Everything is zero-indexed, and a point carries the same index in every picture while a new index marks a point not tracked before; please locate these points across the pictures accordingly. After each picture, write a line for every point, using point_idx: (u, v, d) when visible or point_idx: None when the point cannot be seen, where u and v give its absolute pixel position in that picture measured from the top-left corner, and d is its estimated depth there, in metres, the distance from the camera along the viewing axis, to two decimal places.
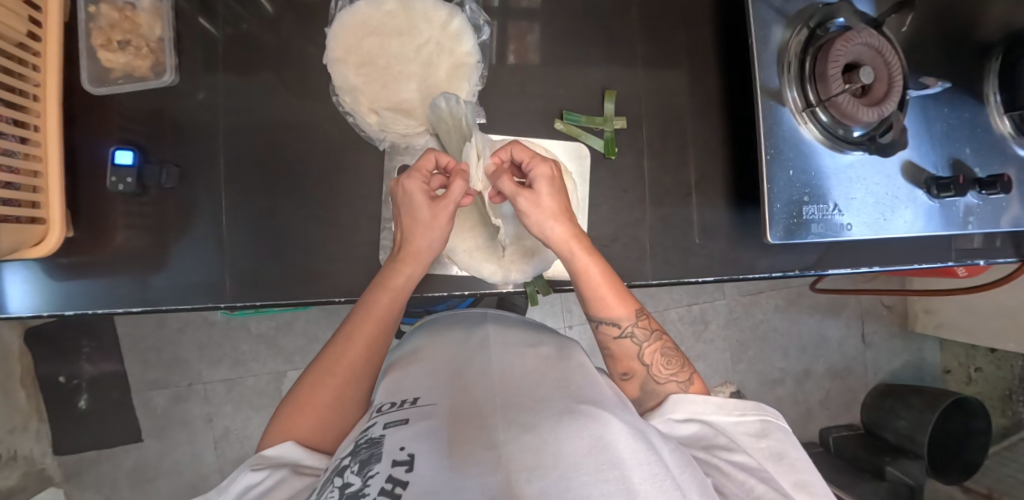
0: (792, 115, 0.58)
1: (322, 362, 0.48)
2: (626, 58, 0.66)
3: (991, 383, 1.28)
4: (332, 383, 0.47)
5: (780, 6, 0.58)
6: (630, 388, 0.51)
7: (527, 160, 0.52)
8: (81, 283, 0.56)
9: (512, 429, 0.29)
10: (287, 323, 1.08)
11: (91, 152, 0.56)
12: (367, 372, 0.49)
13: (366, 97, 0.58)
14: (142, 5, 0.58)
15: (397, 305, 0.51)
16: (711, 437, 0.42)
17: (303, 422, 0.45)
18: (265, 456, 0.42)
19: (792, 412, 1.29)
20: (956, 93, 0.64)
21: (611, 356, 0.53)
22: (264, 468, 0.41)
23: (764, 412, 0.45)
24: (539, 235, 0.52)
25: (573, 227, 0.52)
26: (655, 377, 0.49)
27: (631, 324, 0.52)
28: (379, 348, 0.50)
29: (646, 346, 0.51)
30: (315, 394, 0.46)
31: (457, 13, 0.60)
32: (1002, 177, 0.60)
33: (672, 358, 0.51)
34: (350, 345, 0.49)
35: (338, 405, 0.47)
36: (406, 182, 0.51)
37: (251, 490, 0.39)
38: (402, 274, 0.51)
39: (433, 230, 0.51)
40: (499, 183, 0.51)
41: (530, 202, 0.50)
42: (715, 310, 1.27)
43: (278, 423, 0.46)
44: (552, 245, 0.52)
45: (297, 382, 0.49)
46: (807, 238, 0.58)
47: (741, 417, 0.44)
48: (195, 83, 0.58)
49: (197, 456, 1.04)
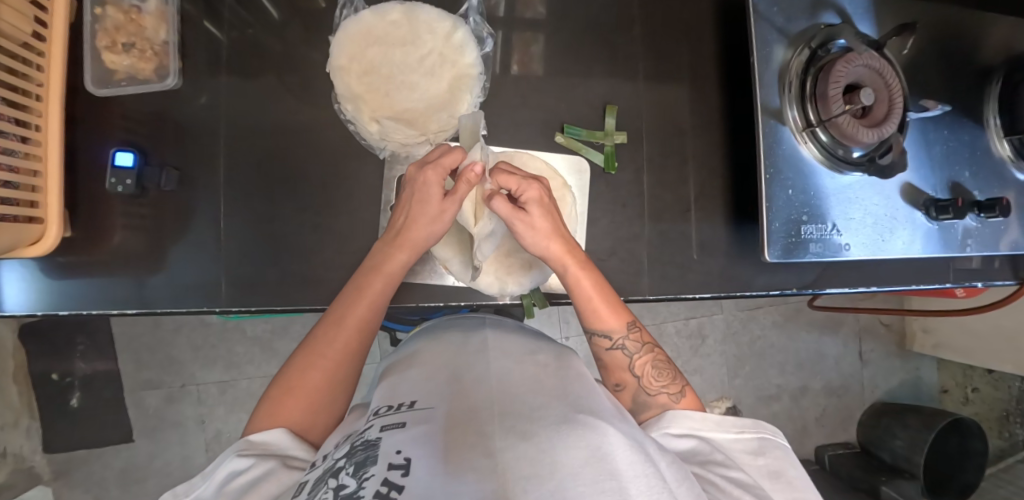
0: (792, 134, 0.58)
1: (312, 345, 0.48)
2: (628, 73, 0.66)
3: (989, 404, 1.27)
4: (324, 366, 0.47)
5: (783, 26, 0.58)
6: (623, 399, 0.51)
7: (516, 187, 0.51)
8: (78, 282, 0.55)
9: (510, 437, 0.28)
10: (283, 326, 1.08)
11: (91, 152, 0.56)
12: (357, 356, 0.49)
13: (369, 106, 0.58)
14: (149, 8, 0.58)
15: (388, 287, 0.51)
16: (709, 452, 0.41)
17: (292, 409, 0.44)
18: (251, 442, 0.41)
19: (787, 428, 1.29)
20: (956, 116, 0.65)
21: (604, 367, 0.53)
22: (251, 455, 0.39)
23: (761, 429, 0.45)
24: (532, 251, 0.53)
25: (566, 243, 0.52)
26: (646, 389, 0.49)
27: (623, 337, 0.52)
28: (370, 330, 0.50)
29: (637, 358, 0.51)
30: (306, 375, 0.46)
31: (461, 24, 0.61)
32: (1001, 201, 0.60)
33: (663, 371, 0.50)
34: (342, 328, 0.48)
35: (329, 386, 0.47)
36: (427, 173, 0.50)
37: (235, 479, 0.38)
38: (395, 260, 0.51)
39: (439, 224, 0.51)
40: (494, 205, 0.50)
41: (525, 225, 0.50)
42: (712, 325, 1.27)
43: (265, 409, 0.45)
44: (546, 259, 0.52)
45: (286, 365, 0.48)
46: (805, 257, 0.58)
47: (739, 434, 0.44)
48: (198, 86, 0.59)
49: (188, 458, 1.03)
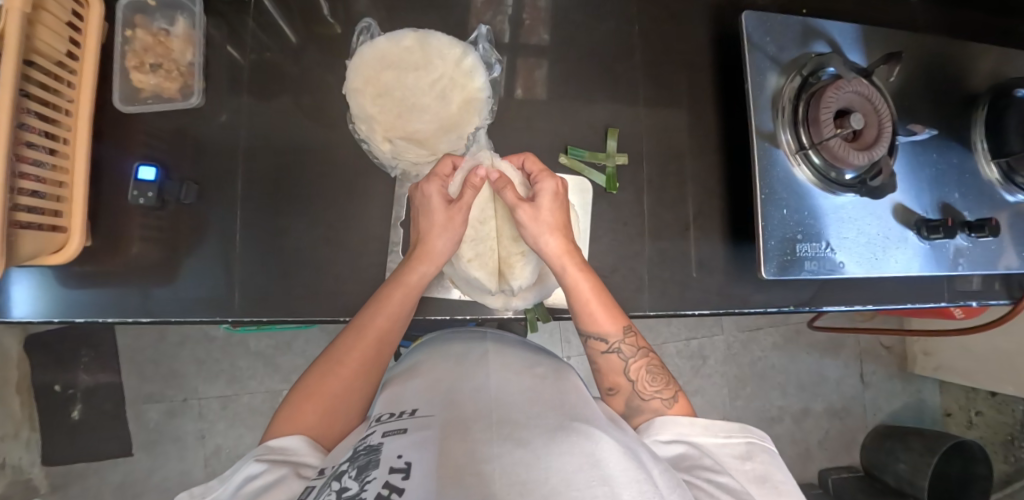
0: (786, 156, 0.60)
1: (332, 354, 0.50)
2: (629, 98, 0.69)
3: (992, 427, 1.26)
4: (341, 373, 0.48)
5: (775, 55, 0.62)
6: (617, 403, 0.52)
7: (536, 173, 0.58)
8: (92, 291, 0.57)
9: (506, 443, 0.29)
10: (287, 341, 1.09)
11: (114, 166, 0.59)
12: (376, 366, 0.51)
13: (382, 126, 0.61)
14: (176, 32, 0.61)
15: (408, 302, 0.53)
16: (697, 457, 0.41)
17: (310, 412, 0.45)
18: (269, 446, 0.41)
19: (790, 450, 1.28)
20: (944, 140, 0.67)
21: (599, 370, 0.54)
22: (268, 460, 0.40)
23: (749, 434, 0.45)
24: (535, 247, 0.57)
25: (567, 242, 0.56)
26: (640, 393, 0.50)
27: (619, 340, 0.53)
28: (389, 342, 0.51)
29: (633, 361, 0.52)
30: (324, 382, 0.47)
31: (470, 51, 0.64)
32: (990, 221, 0.62)
33: (658, 375, 0.51)
34: (363, 338, 0.50)
35: (347, 397, 0.47)
36: (424, 185, 0.56)
37: (250, 482, 0.38)
38: (416, 272, 0.53)
39: (450, 231, 0.55)
40: (503, 194, 0.57)
41: (529, 214, 0.56)
42: (713, 346, 1.27)
43: (284, 415, 0.45)
44: (546, 257, 0.56)
45: (307, 372, 0.49)
46: (801, 274, 0.60)
47: (726, 438, 0.44)
48: (220, 105, 0.61)
49: (186, 473, 1.03)
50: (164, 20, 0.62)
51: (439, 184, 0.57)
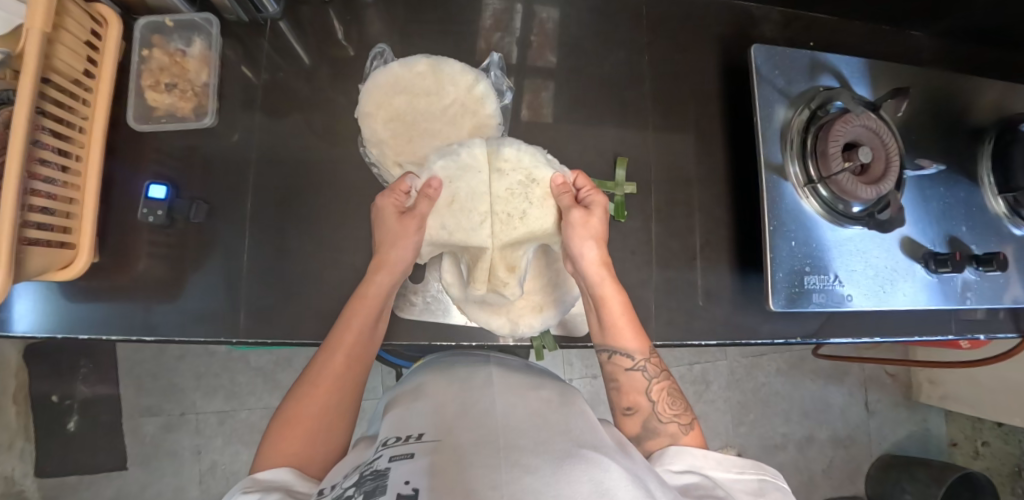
0: (793, 189, 0.61)
1: (307, 377, 0.48)
2: (638, 125, 0.69)
3: (999, 458, 1.24)
4: (318, 395, 0.47)
5: (783, 88, 0.62)
6: (632, 424, 0.50)
7: (587, 188, 0.59)
8: (94, 307, 0.57)
9: (514, 470, 0.29)
10: (287, 357, 1.08)
11: (126, 183, 0.59)
12: (353, 383, 0.50)
13: (392, 151, 0.62)
14: (193, 53, 0.62)
15: (373, 313, 0.53)
16: (711, 488, 0.38)
17: (291, 442, 0.43)
18: (256, 479, 0.39)
19: (793, 479, 1.26)
20: (951, 174, 0.68)
21: (618, 388, 0.53)
22: (256, 490, 0.37)
23: (762, 471, 0.43)
24: (575, 253, 0.56)
25: (604, 254, 0.56)
26: (658, 416, 0.49)
27: (643, 360, 0.53)
28: (361, 359, 0.51)
29: (655, 383, 0.52)
30: (303, 407, 0.45)
31: (482, 78, 0.65)
32: (998, 256, 0.62)
33: (678, 400, 0.51)
34: (334, 356, 0.49)
35: (327, 416, 0.46)
36: (381, 198, 0.57)
37: None
38: (374, 283, 0.54)
39: (406, 239, 0.54)
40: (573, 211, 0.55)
41: (582, 217, 0.55)
42: (716, 371, 1.26)
43: (267, 447, 0.43)
44: (585, 265, 0.56)
45: (284, 402, 0.47)
46: (808, 307, 0.59)
47: (738, 474, 0.42)
48: (231, 124, 0.62)
49: (181, 489, 1.01)
50: (181, 40, 0.62)
51: (398, 198, 0.56)
